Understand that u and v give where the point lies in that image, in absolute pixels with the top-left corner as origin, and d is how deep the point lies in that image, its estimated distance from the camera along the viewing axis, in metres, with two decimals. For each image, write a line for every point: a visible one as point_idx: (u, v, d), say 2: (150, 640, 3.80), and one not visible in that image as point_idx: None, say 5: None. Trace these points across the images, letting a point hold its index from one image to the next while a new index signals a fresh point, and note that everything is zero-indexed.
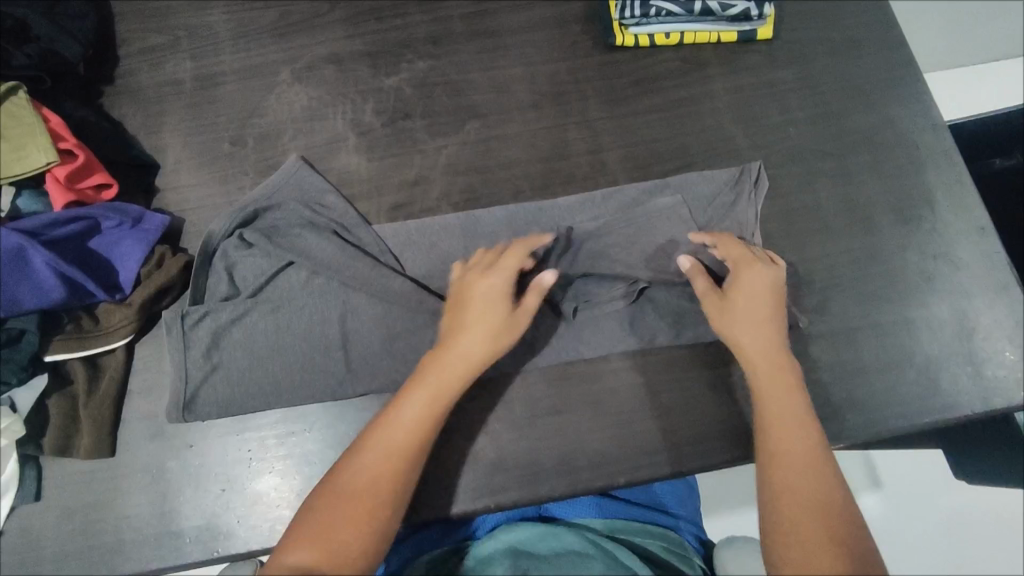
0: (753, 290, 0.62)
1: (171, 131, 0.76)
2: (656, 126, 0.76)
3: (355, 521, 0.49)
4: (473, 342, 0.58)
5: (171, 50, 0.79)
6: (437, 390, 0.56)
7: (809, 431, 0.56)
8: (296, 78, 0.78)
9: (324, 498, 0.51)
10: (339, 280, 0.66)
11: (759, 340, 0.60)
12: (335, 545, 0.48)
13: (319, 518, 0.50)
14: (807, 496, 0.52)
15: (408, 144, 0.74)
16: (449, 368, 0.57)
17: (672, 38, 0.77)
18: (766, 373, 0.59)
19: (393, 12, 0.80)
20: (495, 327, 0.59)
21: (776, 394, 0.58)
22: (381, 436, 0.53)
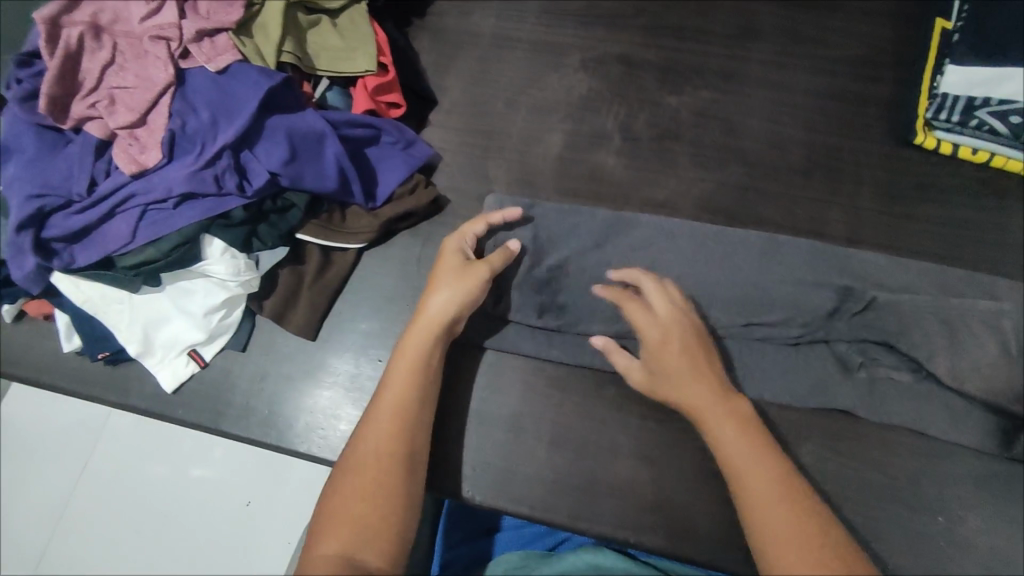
0: (642, 315, 0.61)
1: (456, 76, 0.81)
2: (930, 238, 0.70)
3: (367, 508, 0.50)
4: (430, 320, 0.60)
5: (482, 6, 0.84)
6: (416, 359, 0.58)
7: (777, 465, 0.52)
8: (584, 66, 0.80)
9: (337, 480, 0.52)
10: (626, 261, 0.69)
11: (711, 397, 0.56)
12: (356, 521, 0.49)
13: (336, 498, 0.51)
14: (779, 501, 0.50)
15: (667, 164, 0.74)
16: (413, 345, 0.59)
17: (978, 155, 0.71)
18: (711, 412, 0.55)
19: (694, 36, 0.81)
20: (442, 302, 0.60)
21: (736, 438, 0.54)
22: (376, 411, 0.55)
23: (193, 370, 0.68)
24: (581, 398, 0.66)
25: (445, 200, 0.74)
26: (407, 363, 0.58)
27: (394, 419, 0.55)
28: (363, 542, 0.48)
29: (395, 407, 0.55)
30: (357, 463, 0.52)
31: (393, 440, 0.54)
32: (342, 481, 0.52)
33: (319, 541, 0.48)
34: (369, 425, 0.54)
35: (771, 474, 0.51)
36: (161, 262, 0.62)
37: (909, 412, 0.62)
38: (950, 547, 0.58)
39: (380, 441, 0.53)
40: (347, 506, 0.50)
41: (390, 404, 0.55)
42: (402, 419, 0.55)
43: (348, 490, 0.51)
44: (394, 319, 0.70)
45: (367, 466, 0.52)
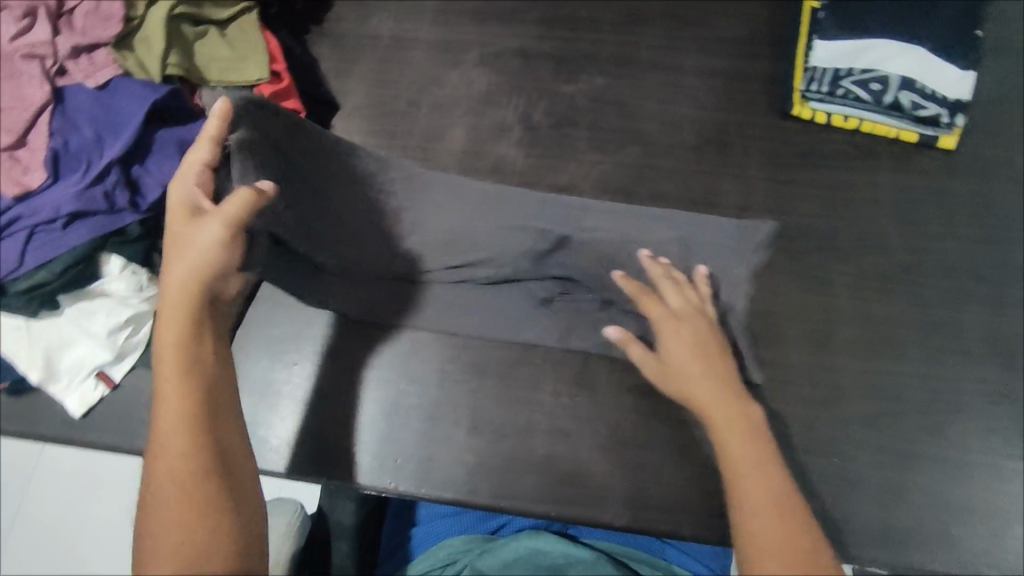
0: (671, 324, 0.62)
1: (357, 79, 0.82)
2: (811, 201, 0.74)
3: (189, 526, 0.44)
4: (174, 288, 0.50)
5: (378, 8, 0.85)
6: (179, 330, 0.49)
7: (770, 462, 0.53)
8: (482, 61, 0.82)
9: (150, 502, 0.46)
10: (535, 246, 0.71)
11: (720, 399, 0.57)
12: (182, 542, 0.43)
13: (153, 524, 0.45)
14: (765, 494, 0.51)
15: (567, 151, 0.77)
16: (167, 312, 0.50)
17: (849, 122, 0.76)
18: (719, 411, 0.56)
19: (586, 26, 0.84)
20: (184, 259, 0.50)
21: (734, 436, 0.55)
22: (161, 404, 0.48)
23: (103, 393, 0.66)
24: (497, 381, 0.68)
25: None
26: (176, 333, 0.49)
27: (184, 417, 0.47)
28: (199, 560, 0.43)
29: (178, 392, 0.48)
30: (164, 468, 0.46)
31: (190, 437, 0.47)
32: (156, 502, 0.45)
33: (148, 567, 0.43)
34: (164, 420, 0.47)
35: (768, 468, 0.53)
36: (56, 283, 0.61)
37: (800, 366, 0.67)
38: (843, 484, 0.63)
39: (173, 440, 0.46)
40: (165, 528, 0.44)
41: (170, 391, 0.48)
42: (194, 407, 0.48)
43: (163, 510, 0.45)
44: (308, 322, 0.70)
45: (179, 472, 0.46)
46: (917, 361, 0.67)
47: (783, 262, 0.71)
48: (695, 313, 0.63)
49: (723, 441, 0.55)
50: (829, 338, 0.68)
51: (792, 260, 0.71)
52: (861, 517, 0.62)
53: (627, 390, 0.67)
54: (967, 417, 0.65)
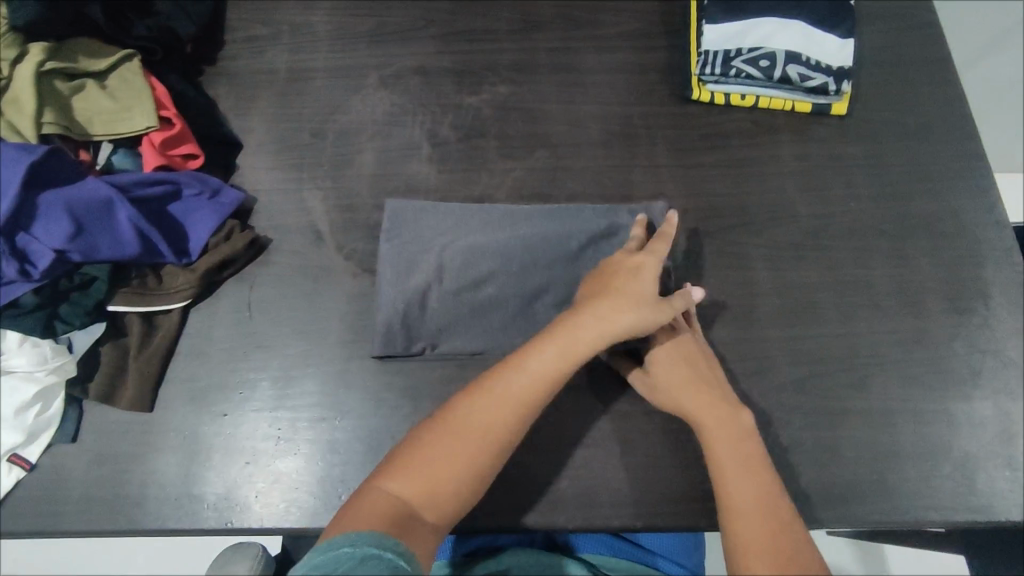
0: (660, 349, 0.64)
1: (257, 115, 0.80)
2: (719, 181, 0.76)
3: (448, 476, 0.55)
4: (594, 327, 0.61)
5: (272, 42, 0.84)
6: (569, 354, 0.60)
7: (762, 471, 0.57)
8: (383, 83, 0.82)
9: (427, 440, 0.57)
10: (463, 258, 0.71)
11: (715, 411, 0.60)
12: (436, 485, 0.55)
13: (425, 460, 0.56)
14: (755, 505, 0.55)
15: (478, 162, 0.77)
16: (578, 347, 0.60)
17: (747, 99, 0.79)
18: (712, 426, 0.59)
19: (483, 37, 0.84)
20: (603, 321, 0.61)
21: (727, 451, 0.58)
22: (502, 386, 0.59)
23: (18, 476, 0.62)
24: (434, 400, 0.67)
25: (266, 240, 0.73)
26: (550, 358, 0.60)
27: (522, 411, 0.58)
28: (429, 499, 0.54)
29: (527, 396, 0.58)
30: (451, 434, 0.57)
31: (511, 419, 0.58)
32: (436, 447, 0.56)
33: (392, 480, 0.55)
34: (481, 399, 0.58)
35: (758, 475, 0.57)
36: None
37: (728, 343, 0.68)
38: (783, 452, 0.64)
39: (489, 417, 0.58)
40: (433, 468, 0.55)
41: (522, 391, 0.59)
42: (527, 410, 0.58)
43: (442, 455, 0.56)
44: (234, 370, 0.68)
45: (475, 439, 0.57)
46: (836, 321, 0.69)
47: (702, 244, 0.73)
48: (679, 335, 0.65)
49: (713, 454, 0.58)
50: (752, 310, 0.70)
51: (708, 242, 0.73)
52: (804, 481, 0.63)
53: (565, 390, 0.67)
54: (888, 367, 0.67)
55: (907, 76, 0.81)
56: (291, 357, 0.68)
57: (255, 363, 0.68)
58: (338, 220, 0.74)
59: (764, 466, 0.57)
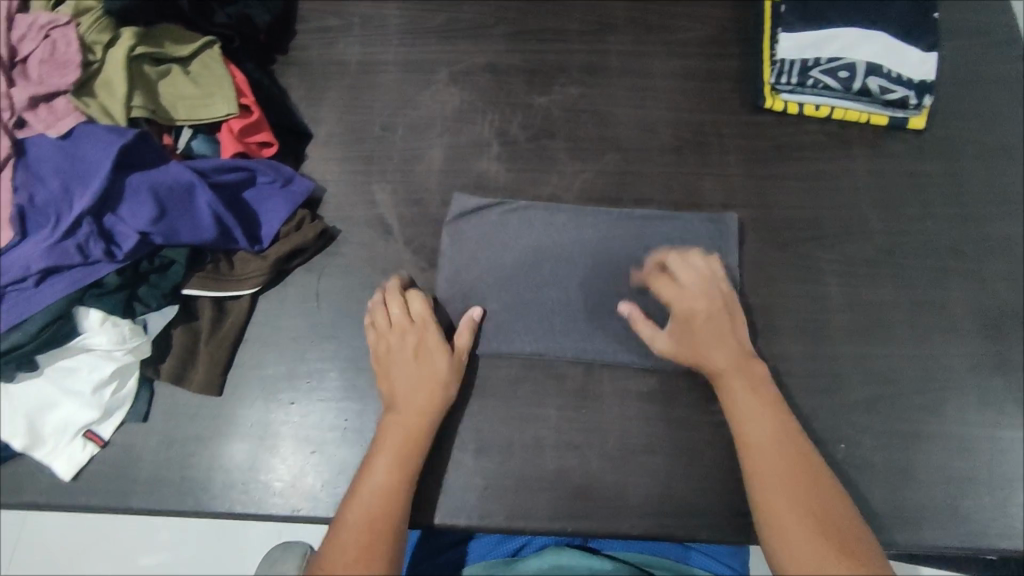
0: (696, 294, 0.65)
1: (328, 106, 0.81)
2: (793, 192, 0.75)
3: None
4: (410, 412, 0.61)
5: (344, 33, 0.85)
6: (400, 447, 0.59)
7: (773, 424, 0.58)
8: (453, 79, 0.82)
9: (322, 571, 0.52)
10: (531, 260, 0.71)
11: (756, 412, 0.59)
12: None
13: None
14: (773, 460, 0.56)
15: (547, 162, 0.77)
16: (404, 435, 0.60)
17: (822, 110, 0.77)
18: (727, 376, 0.61)
19: (553, 37, 0.84)
20: (415, 411, 0.62)
21: (744, 400, 0.60)
22: (357, 500, 0.56)
23: (92, 452, 0.64)
24: (500, 398, 0.67)
25: (335, 230, 0.73)
26: (391, 437, 0.60)
27: (381, 506, 0.56)
28: None
29: (381, 493, 0.57)
30: (338, 561, 0.52)
31: (379, 520, 0.55)
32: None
33: None
34: (346, 521, 0.55)
35: (792, 475, 0.55)
36: (31, 344, 0.58)
37: (799, 357, 0.68)
38: (852, 472, 0.63)
39: (360, 527, 0.54)
40: None
41: (375, 490, 0.57)
42: (390, 499, 0.57)
43: None
44: (301, 359, 0.68)
45: (355, 556, 0.53)
46: (911, 342, 0.68)
47: (774, 256, 0.72)
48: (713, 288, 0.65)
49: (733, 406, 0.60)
50: (823, 326, 0.69)
51: (780, 254, 0.72)
52: (873, 502, 0.63)
53: (631, 396, 0.67)
54: (962, 390, 0.66)
55: (988, 93, 0.79)
56: (359, 349, 0.69)
57: (322, 353, 0.68)
58: (407, 215, 0.74)
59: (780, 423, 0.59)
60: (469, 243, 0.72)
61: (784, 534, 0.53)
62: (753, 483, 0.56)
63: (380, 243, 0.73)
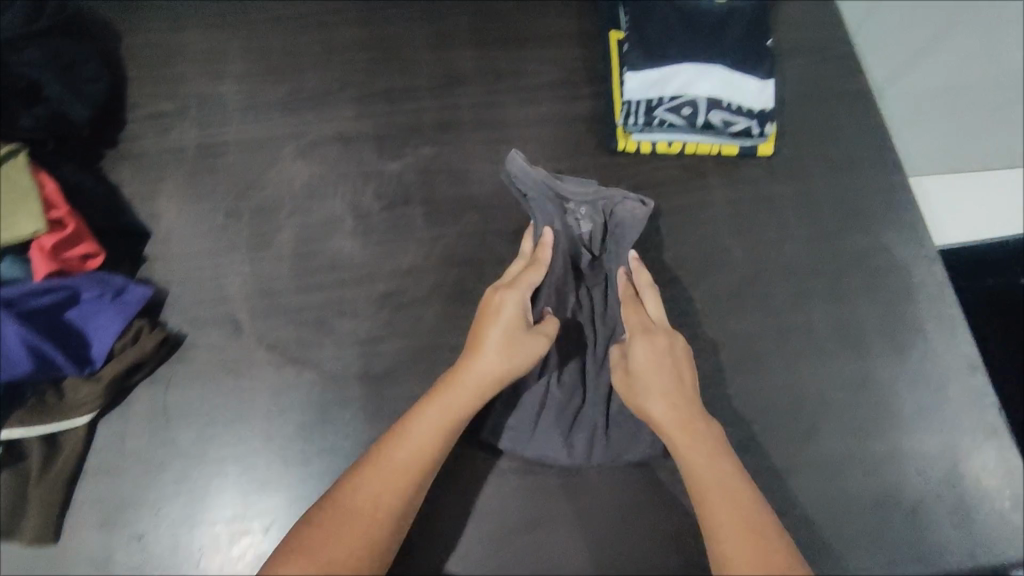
0: (646, 351, 0.61)
1: (165, 198, 0.75)
2: (654, 232, 0.74)
3: (344, 555, 0.51)
4: (481, 380, 0.59)
5: (178, 116, 0.80)
6: (455, 410, 0.58)
7: (747, 504, 0.54)
8: (300, 153, 0.77)
9: (327, 519, 0.53)
10: (393, 341, 0.68)
11: (719, 491, 0.55)
12: (329, 563, 0.50)
13: (315, 535, 0.52)
14: (738, 541, 0.52)
15: (405, 231, 0.73)
16: (466, 393, 0.58)
17: (673, 147, 0.78)
18: (696, 466, 0.56)
19: (402, 96, 0.81)
20: (488, 372, 0.59)
21: (716, 496, 0.55)
22: (398, 444, 0.56)
23: None
24: None
25: (180, 334, 0.68)
26: (441, 416, 0.58)
27: (426, 455, 0.56)
28: None
29: (426, 442, 0.57)
30: (353, 513, 0.53)
31: (417, 471, 0.56)
32: (331, 526, 0.52)
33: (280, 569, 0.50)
34: (370, 471, 0.55)
35: (750, 540, 0.52)
36: None
37: None
38: None
39: (395, 475, 0.55)
40: (330, 545, 0.51)
41: (422, 437, 0.57)
42: (437, 447, 0.57)
43: (335, 537, 0.52)
44: (148, 486, 0.62)
45: (369, 504, 0.54)
46: (782, 373, 0.68)
47: None
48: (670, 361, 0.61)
49: (705, 513, 0.55)
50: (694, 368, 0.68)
51: None
52: None
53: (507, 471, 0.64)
54: (829, 412, 0.67)
55: (830, 109, 0.81)
56: (214, 464, 0.63)
57: (174, 475, 0.63)
58: (259, 308, 0.70)
59: (744, 494, 0.55)
60: (328, 332, 0.68)
61: None
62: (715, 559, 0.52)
63: (230, 342, 0.68)
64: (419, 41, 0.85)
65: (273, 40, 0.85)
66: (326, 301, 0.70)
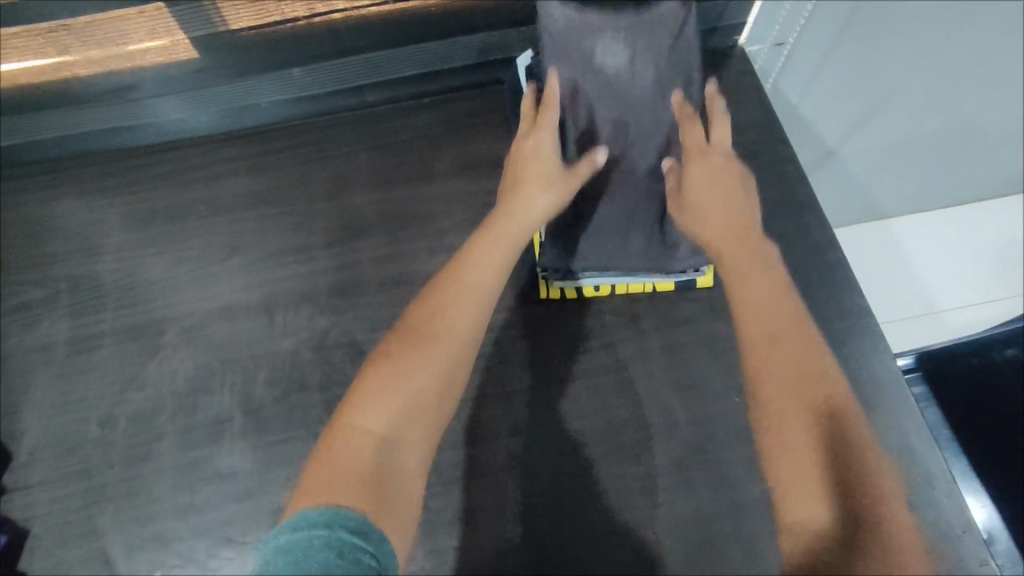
0: (703, 174, 0.56)
1: (30, 410, 0.66)
2: (587, 396, 0.65)
3: (413, 399, 0.44)
4: (533, 207, 0.56)
5: (47, 306, 0.72)
6: (519, 218, 0.56)
7: (812, 345, 0.45)
8: (184, 339, 0.69)
9: (379, 364, 0.46)
10: None
11: (793, 331, 0.46)
12: (392, 418, 0.43)
13: (374, 390, 0.44)
14: (795, 383, 0.43)
15: (301, 424, 0.64)
16: (517, 230, 0.55)
17: (602, 289, 0.69)
18: (737, 257, 0.51)
19: (297, 257, 0.73)
20: (530, 207, 0.56)
21: (751, 287, 0.49)
22: (450, 285, 0.50)
23: None
24: None
25: None
26: (493, 247, 0.53)
27: (477, 297, 0.50)
28: (396, 425, 0.43)
29: (474, 286, 0.51)
30: (420, 344, 0.47)
31: (493, 269, 0.52)
32: (393, 372, 0.45)
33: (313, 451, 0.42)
34: (425, 307, 0.49)
35: (805, 382, 0.43)
36: None
37: None
38: None
39: (469, 303, 0.50)
40: (384, 398, 0.44)
41: (477, 278, 0.51)
42: (502, 269, 0.53)
43: (408, 362, 0.45)
44: None
45: (434, 342, 0.47)
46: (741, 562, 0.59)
47: (576, 486, 0.62)
48: (726, 184, 0.55)
49: (741, 289, 0.49)
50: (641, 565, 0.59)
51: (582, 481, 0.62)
52: None
53: None
54: None
55: (771, 226, 0.73)
56: None
57: None
58: (134, 542, 0.60)
59: (798, 314, 0.47)
60: (214, 565, 0.59)
61: (781, 461, 0.41)
62: (746, 347, 0.47)
63: None
64: (317, 187, 0.77)
65: (158, 202, 0.77)
66: (211, 524, 0.60)
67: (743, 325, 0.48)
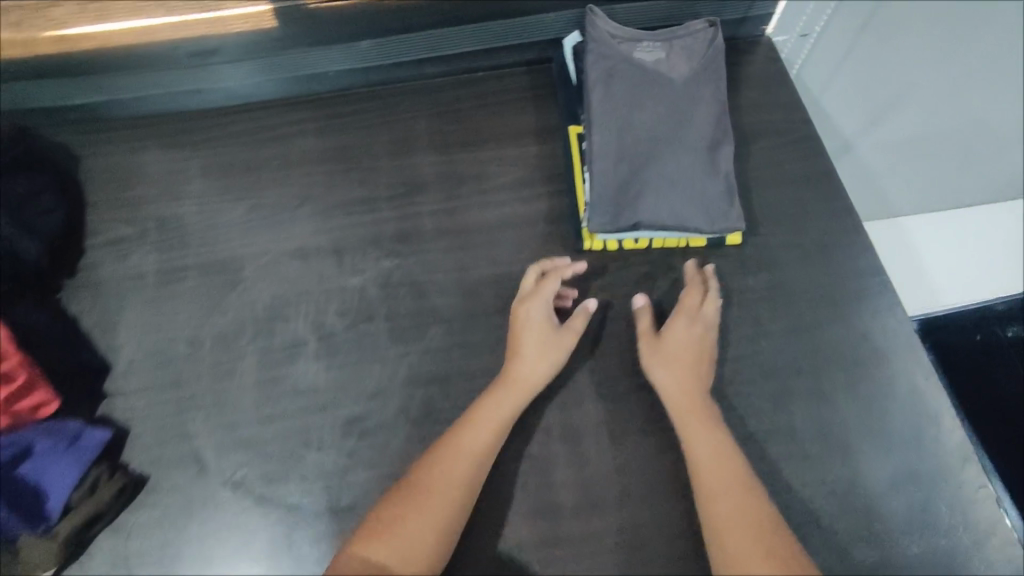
0: (680, 340, 0.68)
1: (125, 329, 0.74)
2: (625, 336, 0.73)
3: (425, 538, 0.57)
4: (525, 383, 0.66)
5: (137, 241, 0.80)
6: (517, 387, 0.65)
7: (755, 495, 0.59)
8: (261, 274, 0.77)
9: (404, 505, 0.58)
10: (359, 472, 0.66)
11: (732, 483, 0.59)
12: (408, 538, 0.56)
13: (393, 519, 0.57)
14: (745, 524, 0.57)
15: (369, 350, 0.72)
16: (517, 394, 0.65)
17: (641, 242, 0.77)
18: (700, 417, 0.64)
19: (363, 208, 0.81)
20: (523, 382, 0.66)
21: (704, 445, 0.62)
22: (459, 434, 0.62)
23: None
24: None
25: (142, 477, 0.66)
26: (493, 411, 0.64)
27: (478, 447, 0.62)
28: (410, 556, 0.56)
29: (479, 435, 0.62)
30: (430, 494, 0.59)
31: (491, 431, 0.63)
32: (410, 509, 0.58)
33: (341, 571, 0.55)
34: (439, 453, 0.61)
35: (752, 530, 0.56)
36: None
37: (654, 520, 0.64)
38: None
39: (467, 456, 0.61)
40: (405, 527, 0.57)
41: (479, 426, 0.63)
42: (498, 425, 0.64)
43: (421, 503, 0.58)
44: None
45: (444, 483, 0.59)
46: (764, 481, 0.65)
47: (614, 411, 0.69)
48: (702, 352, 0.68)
49: (695, 450, 0.62)
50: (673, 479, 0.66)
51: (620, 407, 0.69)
52: None
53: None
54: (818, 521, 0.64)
55: (795, 194, 0.80)
56: None
57: None
58: (221, 443, 0.68)
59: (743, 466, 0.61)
60: (293, 465, 0.66)
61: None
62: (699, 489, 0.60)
63: (191, 483, 0.66)
64: (379, 148, 0.85)
65: (234, 156, 0.85)
66: (290, 431, 0.68)
67: (699, 477, 0.61)
